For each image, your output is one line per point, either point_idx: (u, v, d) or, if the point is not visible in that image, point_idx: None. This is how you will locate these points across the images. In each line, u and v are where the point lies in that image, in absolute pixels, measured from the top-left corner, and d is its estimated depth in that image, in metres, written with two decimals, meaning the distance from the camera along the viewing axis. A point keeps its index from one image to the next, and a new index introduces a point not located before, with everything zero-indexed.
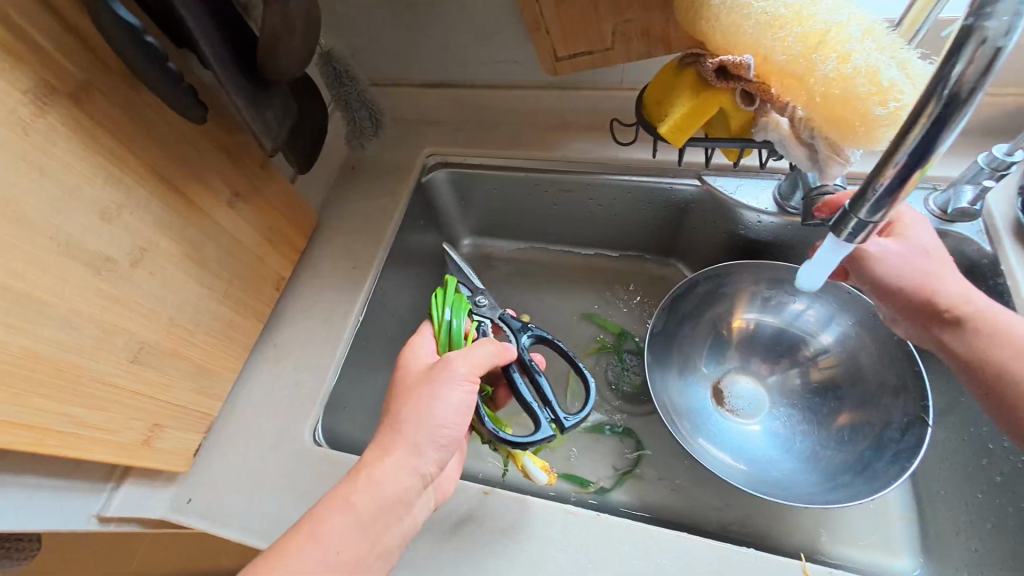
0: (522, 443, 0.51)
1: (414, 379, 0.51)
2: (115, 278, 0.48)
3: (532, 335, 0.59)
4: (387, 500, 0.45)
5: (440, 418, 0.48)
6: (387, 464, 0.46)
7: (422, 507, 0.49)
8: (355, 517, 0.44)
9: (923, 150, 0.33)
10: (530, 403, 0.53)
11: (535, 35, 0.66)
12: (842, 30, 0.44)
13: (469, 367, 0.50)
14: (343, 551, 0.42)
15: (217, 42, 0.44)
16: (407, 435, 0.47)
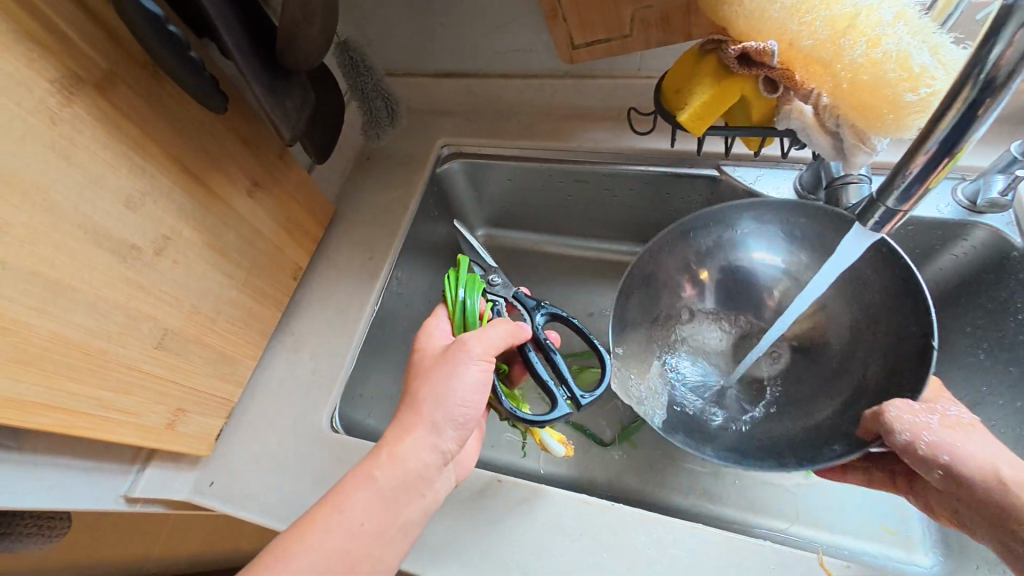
0: (540, 421, 0.51)
1: (430, 361, 0.51)
2: (140, 266, 0.49)
3: (546, 313, 0.59)
4: (404, 475, 0.46)
5: (461, 398, 0.48)
6: (416, 437, 0.47)
7: (443, 484, 0.49)
8: (376, 491, 0.44)
9: (953, 138, 0.33)
10: (546, 380, 0.53)
11: (552, 23, 0.65)
12: (873, 13, 0.43)
13: (484, 346, 0.49)
14: (370, 521, 0.43)
15: (239, 32, 0.44)
16: (428, 414, 0.47)
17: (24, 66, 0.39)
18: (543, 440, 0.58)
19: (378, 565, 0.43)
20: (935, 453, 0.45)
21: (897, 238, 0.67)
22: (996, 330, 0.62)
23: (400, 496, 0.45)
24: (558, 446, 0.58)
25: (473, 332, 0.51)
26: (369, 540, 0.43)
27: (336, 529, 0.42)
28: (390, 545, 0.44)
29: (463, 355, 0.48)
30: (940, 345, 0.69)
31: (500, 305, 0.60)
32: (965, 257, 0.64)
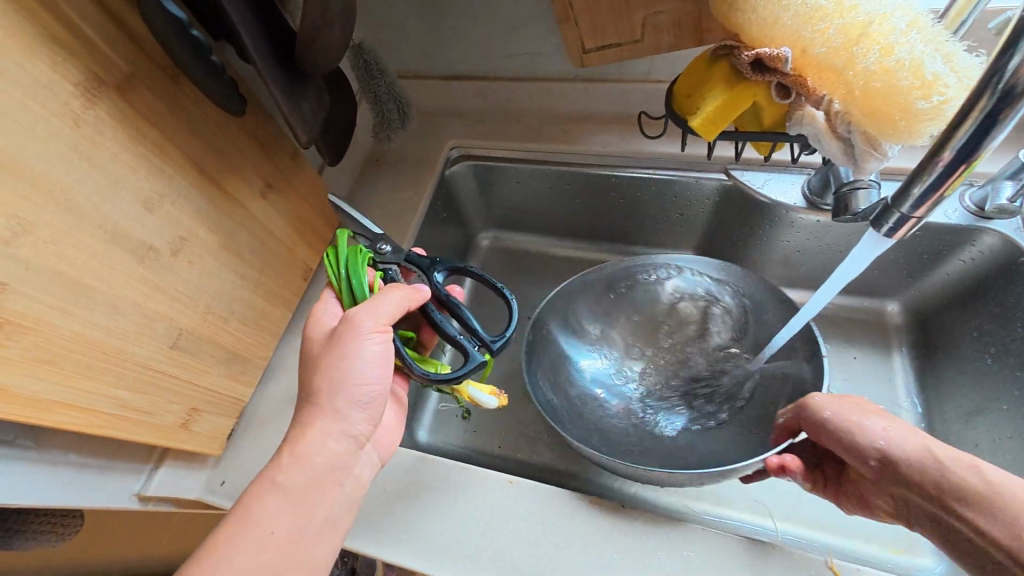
0: (454, 377, 0.48)
1: (319, 347, 0.48)
2: (158, 266, 0.49)
3: (442, 268, 0.56)
4: (314, 472, 0.45)
5: (362, 375, 0.46)
6: (315, 434, 0.45)
7: (364, 468, 0.49)
8: (283, 493, 0.43)
9: (971, 145, 0.33)
10: (455, 335, 0.51)
11: (564, 26, 0.65)
12: (887, 21, 0.43)
13: (376, 319, 0.46)
14: (287, 521, 0.42)
15: (258, 35, 0.45)
16: (327, 402, 0.46)
17: (48, 69, 0.39)
18: (473, 397, 0.56)
19: (309, 561, 0.42)
20: (870, 439, 0.44)
21: (904, 243, 0.68)
22: (1003, 334, 0.63)
23: (310, 496, 0.44)
24: (488, 398, 0.56)
25: (363, 306, 0.47)
26: (291, 542, 0.42)
27: (246, 542, 0.40)
28: (320, 540, 0.44)
29: (358, 332, 0.46)
30: (948, 350, 0.69)
31: (394, 274, 0.56)
32: (972, 261, 0.65)
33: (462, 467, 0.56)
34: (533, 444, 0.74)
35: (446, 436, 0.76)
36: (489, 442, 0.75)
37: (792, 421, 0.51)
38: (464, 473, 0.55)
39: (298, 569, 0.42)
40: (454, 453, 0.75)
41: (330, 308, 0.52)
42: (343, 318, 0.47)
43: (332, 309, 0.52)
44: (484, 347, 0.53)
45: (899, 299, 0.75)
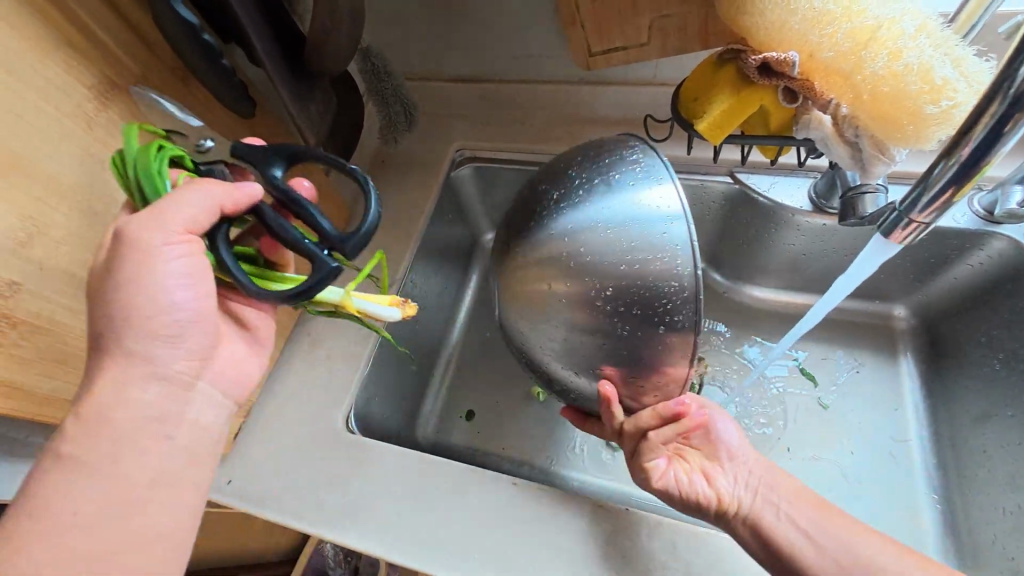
0: (297, 293, 0.41)
1: (108, 271, 0.39)
2: None
3: (275, 158, 0.44)
4: (115, 436, 0.38)
5: (163, 301, 0.40)
6: (114, 389, 0.39)
7: (195, 413, 0.44)
8: (92, 462, 0.37)
9: (981, 150, 0.32)
10: (293, 239, 0.41)
11: (570, 29, 0.66)
12: (896, 25, 0.43)
13: (178, 223, 0.38)
14: (100, 496, 0.37)
15: (267, 38, 0.45)
16: (122, 344, 0.40)
17: (62, 72, 0.40)
18: (366, 310, 0.50)
19: (148, 530, 0.38)
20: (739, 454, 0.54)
21: (911, 248, 0.68)
22: (1011, 340, 0.63)
23: (139, 453, 0.39)
24: (383, 308, 0.50)
25: (147, 215, 0.38)
26: (114, 517, 0.37)
27: (55, 517, 0.35)
28: (153, 507, 0.39)
29: (147, 249, 0.38)
30: (955, 355, 0.69)
31: (222, 173, 0.44)
32: (979, 266, 0.64)
33: (468, 468, 0.57)
34: (537, 446, 0.74)
35: (450, 437, 0.77)
36: (493, 443, 0.75)
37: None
38: (473, 475, 0.57)
39: (131, 545, 0.37)
40: (458, 454, 0.75)
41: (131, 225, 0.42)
42: (123, 234, 0.38)
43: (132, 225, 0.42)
44: (335, 248, 0.42)
45: (906, 303, 0.74)
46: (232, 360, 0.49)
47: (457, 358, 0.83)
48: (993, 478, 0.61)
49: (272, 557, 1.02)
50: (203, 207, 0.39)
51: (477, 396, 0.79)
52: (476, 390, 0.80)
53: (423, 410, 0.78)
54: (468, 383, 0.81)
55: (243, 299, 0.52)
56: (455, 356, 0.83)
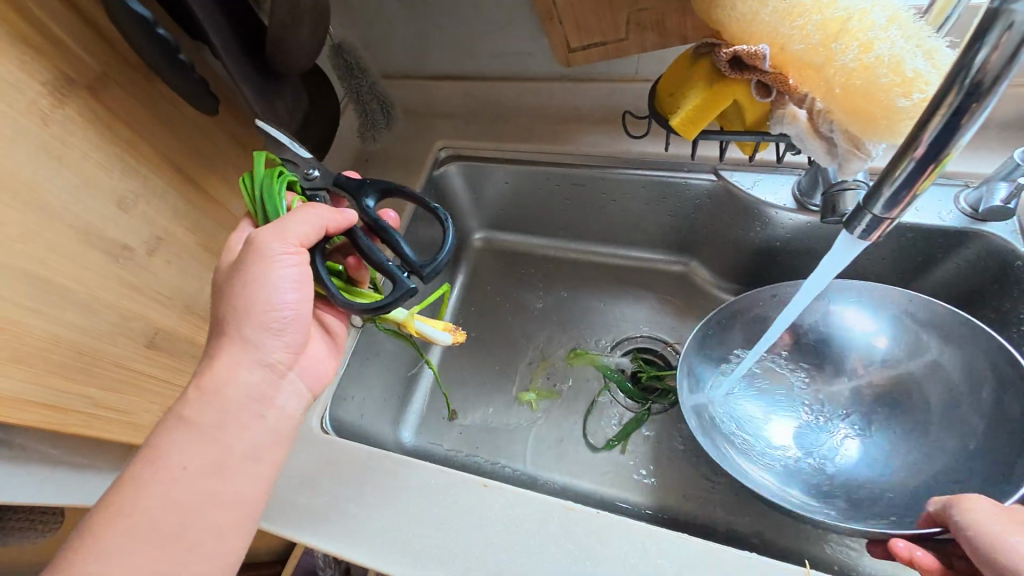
0: (380, 307, 0.46)
1: (229, 273, 0.46)
2: (133, 266, 0.49)
3: (374, 190, 0.51)
4: (224, 408, 0.44)
5: (273, 300, 0.46)
6: (227, 366, 0.45)
7: (287, 400, 0.49)
8: (193, 429, 0.43)
9: (938, 144, 0.31)
10: (382, 262, 0.49)
11: (548, 26, 0.66)
12: (866, 16, 0.42)
13: (285, 238, 0.44)
14: (201, 459, 0.42)
15: (226, 32, 0.44)
16: (235, 331, 0.46)
17: (16, 68, 0.39)
18: (423, 331, 0.59)
19: (228, 499, 0.43)
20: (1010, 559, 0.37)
21: (897, 247, 0.66)
22: None
23: (242, 428, 0.45)
24: (441, 334, 0.59)
25: (269, 228, 0.45)
26: (206, 481, 0.42)
27: (155, 478, 0.40)
28: (236, 476, 0.43)
29: (268, 256, 0.44)
30: None
31: (323, 200, 0.52)
32: (967, 264, 0.63)
33: (440, 470, 0.56)
34: (520, 448, 0.74)
35: (431, 438, 0.76)
36: (474, 444, 0.75)
37: (940, 516, 0.44)
38: (445, 475, 0.56)
39: (216, 507, 0.42)
40: (438, 456, 0.75)
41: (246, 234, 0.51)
42: (249, 241, 0.45)
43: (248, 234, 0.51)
44: (415, 273, 0.50)
45: None
46: (321, 362, 0.55)
47: (442, 356, 0.83)
48: None
49: (262, 558, 1.02)
50: (314, 223, 0.45)
51: (460, 396, 0.79)
52: (459, 390, 0.79)
53: (406, 411, 0.78)
54: (451, 383, 0.80)
55: (329, 307, 0.58)
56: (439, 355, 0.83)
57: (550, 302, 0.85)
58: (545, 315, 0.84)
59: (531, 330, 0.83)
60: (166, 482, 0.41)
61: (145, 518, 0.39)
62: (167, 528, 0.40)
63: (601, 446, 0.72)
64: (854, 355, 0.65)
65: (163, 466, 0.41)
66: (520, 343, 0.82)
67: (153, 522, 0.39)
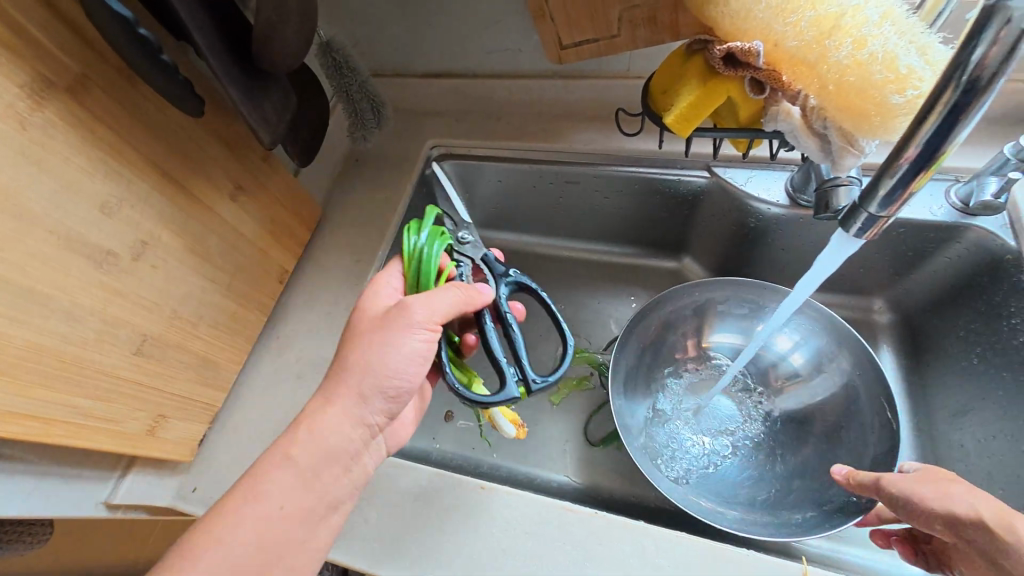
0: (484, 401, 0.48)
1: (367, 323, 0.50)
2: (117, 271, 0.48)
3: (512, 282, 0.56)
4: (325, 455, 0.46)
5: (395, 367, 0.48)
6: (333, 416, 0.47)
7: (372, 457, 0.51)
8: (295, 470, 0.45)
9: (936, 141, 0.30)
10: (498, 357, 0.50)
11: (540, 23, 0.64)
12: (859, 13, 0.42)
13: (428, 314, 0.48)
14: (288, 501, 0.44)
15: (210, 32, 0.43)
16: (352, 383, 0.48)
17: None
18: (495, 419, 0.63)
19: (306, 546, 0.44)
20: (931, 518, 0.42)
21: (889, 242, 0.66)
22: (991, 335, 0.61)
23: (333, 482, 0.47)
24: (508, 427, 0.63)
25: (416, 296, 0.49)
26: (293, 525, 0.44)
27: (248, 509, 0.42)
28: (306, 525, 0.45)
29: (409, 323, 0.47)
30: (933, 352, 0.68)
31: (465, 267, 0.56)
32: (956, 261, 0.64)
33: (434, 472, 0.56)
34: (517, 447, 0.73)
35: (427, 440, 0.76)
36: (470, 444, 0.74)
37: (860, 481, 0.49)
38: (439, 478, 0.55)
39: (293, 552, 0.44)
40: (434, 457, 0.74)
41: (389, 281, 0.54)
42: (397, 303, 0.49)
43: (389, 281, 0.54)
44: (524, 384, 0.51)
45: (885, 296, 0.73)
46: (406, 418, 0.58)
47: None
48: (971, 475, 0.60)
49: None
50: (454, 305, 0.48)
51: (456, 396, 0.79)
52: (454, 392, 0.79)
53: None
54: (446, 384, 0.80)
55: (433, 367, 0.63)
56: None
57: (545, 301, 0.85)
58: None
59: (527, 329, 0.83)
60: (255, 519, 0.42)
61: (228, 550, 0.41)
62: (244, 564, 0.41)
63: (598, 442, 0.72)
64: (771, 366, 0.72)
65: (254, 503, 0.43)
66: None
67: (234, 555, 0.41)
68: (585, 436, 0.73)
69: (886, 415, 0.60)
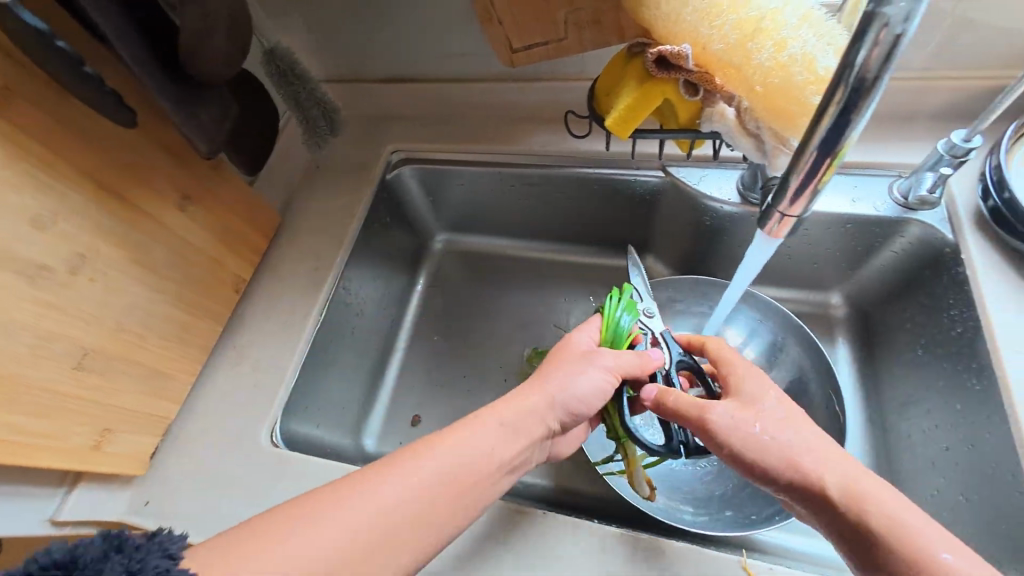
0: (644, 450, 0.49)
1: (576, 356, 0.52)
2: (51, 285, 0.48)
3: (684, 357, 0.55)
4: (502, 433, 0.44)
5: (577, 383, 0.49)
6: (494, 413, 0.45)
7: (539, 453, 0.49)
8: (485, 443, 0.43)
9: (832, 139, 0.32)
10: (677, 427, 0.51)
11: (488, 26, 0.64)
12: (779, 15, 0.43)
13: (616, 362, 0.51)
14: (432, 490, 0.39)
15: (136, 44, 0.43)
16: (550, 388, 0.49)
17: None
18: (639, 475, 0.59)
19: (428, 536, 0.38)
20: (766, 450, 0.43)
21: (839, 237, 0.67)
22: (934, 327, 0.62)
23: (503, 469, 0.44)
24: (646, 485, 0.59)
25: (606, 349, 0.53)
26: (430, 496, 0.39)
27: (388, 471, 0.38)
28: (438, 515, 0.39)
29: (593, 357, 0.51)
30: (884, 344, 0.70)
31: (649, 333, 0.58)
32: (901, 253, 0.65)
33: None
34: None
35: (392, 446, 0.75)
36: None
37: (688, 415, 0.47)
38: None
39: (413, 530, 0.37)
40: None
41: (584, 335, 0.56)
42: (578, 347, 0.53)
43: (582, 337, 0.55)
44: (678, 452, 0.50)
45: (841, 291, 0.74)
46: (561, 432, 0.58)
47: (403, 361, 0.82)
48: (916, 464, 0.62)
49: None
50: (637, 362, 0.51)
51: (422, 400, 0.78)
52: (419, 396, 0.79)
53: (366, 420, 0.77)
54: (411, 389, 0.79)
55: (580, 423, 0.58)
56: (399, 360, 0.82)
57: (510, 303, 0.85)
58: (506, 314, 0.85)
59: (492, 331, 0.83)
60: (383, 489, 0.37)
61: (333, 529, 0.35)
62: (365, 549, 0.35)
63: None
64: None
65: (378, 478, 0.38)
66: (481, 345, 0.82)
67: (336, 540, 0.34)
68: None
69: (833, 407, 0.62)
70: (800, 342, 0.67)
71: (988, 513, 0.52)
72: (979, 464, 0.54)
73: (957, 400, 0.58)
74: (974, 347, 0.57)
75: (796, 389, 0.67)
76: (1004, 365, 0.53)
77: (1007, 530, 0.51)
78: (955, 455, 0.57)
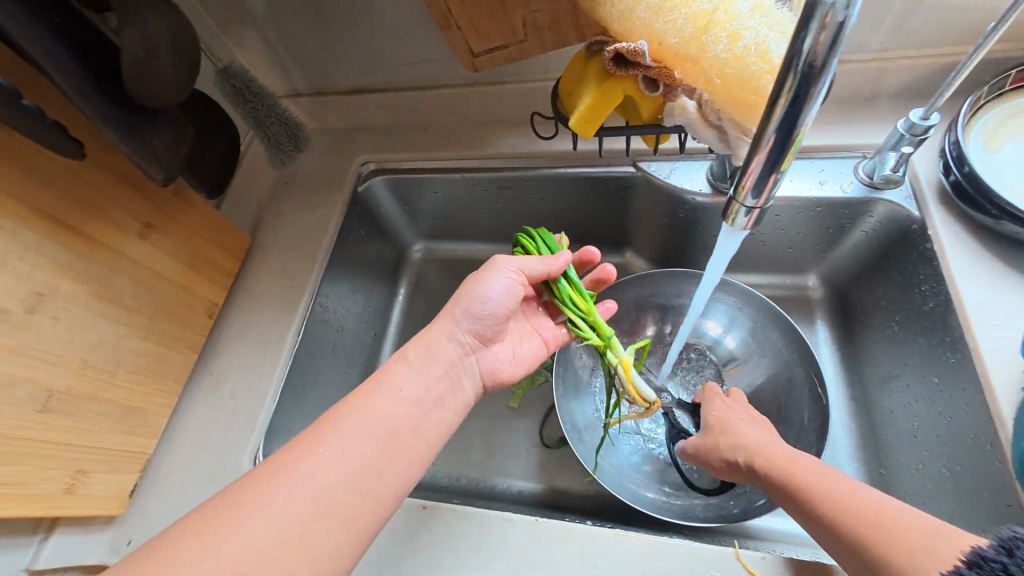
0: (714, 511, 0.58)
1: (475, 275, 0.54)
2: (7, 327, 0.46)
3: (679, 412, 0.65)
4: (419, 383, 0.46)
5: (487, 293, 0.50)
6: (398, 370, 0.46)
7: (469, 379, 0.51)
8: (399, 396, 0.44)
9: (787, 127, 0.32)
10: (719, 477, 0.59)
11: (447, 32, 0.64)
12: (731, 8, 0.43)
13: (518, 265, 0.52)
14: (367, 447, 0.40)
15: (77, 74, 0.42)
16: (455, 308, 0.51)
17: None
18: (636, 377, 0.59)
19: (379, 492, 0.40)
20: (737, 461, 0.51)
21: (810, 220, 0.68)
22: (908, 302, 0.63)
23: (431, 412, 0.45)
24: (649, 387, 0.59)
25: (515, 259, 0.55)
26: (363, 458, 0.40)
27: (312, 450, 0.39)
28: (381, 477, 0.40)
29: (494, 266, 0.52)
30: (862, 321, 0.71)
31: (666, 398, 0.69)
32: (872, 232, 0.66)
33: None
34: (472, 459, 0.72)
35: None
36: None
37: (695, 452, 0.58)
38: None
39: (356, 498, 0.38)
40: None
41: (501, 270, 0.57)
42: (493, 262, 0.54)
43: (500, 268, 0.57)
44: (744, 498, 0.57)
45: (817, 273, 0.75)
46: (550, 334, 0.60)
47: None
48: (899, 439, 0.63)
49: None
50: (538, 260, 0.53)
51: None
52: None
53: None
54: None
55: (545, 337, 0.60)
56: None
57: None
58: None
59: None
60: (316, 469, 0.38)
61: (272, 513, 0.35)
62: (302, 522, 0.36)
63: (555, 443, 0.71)
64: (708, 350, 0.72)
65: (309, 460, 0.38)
66: None
67: (276, 518, 0.35)
68: (539, 436, 0.72)
69: (815, 389, 0.63)
70: (776, 326, 0.67)
71: (969, 482, 0.53)
72: (958, 435, 0.55)
73: (933, 373, 0.59)
74: (946, 320, 0.57)
75: (780, 371, 0.67)
76: (975, 335, 0.54)
77: (989, 500, 0.51)
78: (935, 428, 0.58)
